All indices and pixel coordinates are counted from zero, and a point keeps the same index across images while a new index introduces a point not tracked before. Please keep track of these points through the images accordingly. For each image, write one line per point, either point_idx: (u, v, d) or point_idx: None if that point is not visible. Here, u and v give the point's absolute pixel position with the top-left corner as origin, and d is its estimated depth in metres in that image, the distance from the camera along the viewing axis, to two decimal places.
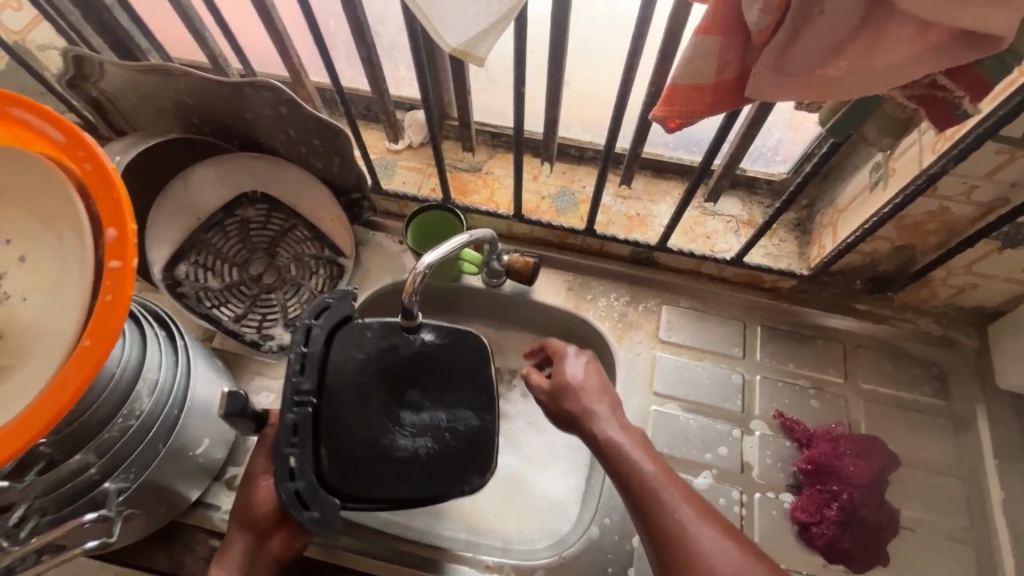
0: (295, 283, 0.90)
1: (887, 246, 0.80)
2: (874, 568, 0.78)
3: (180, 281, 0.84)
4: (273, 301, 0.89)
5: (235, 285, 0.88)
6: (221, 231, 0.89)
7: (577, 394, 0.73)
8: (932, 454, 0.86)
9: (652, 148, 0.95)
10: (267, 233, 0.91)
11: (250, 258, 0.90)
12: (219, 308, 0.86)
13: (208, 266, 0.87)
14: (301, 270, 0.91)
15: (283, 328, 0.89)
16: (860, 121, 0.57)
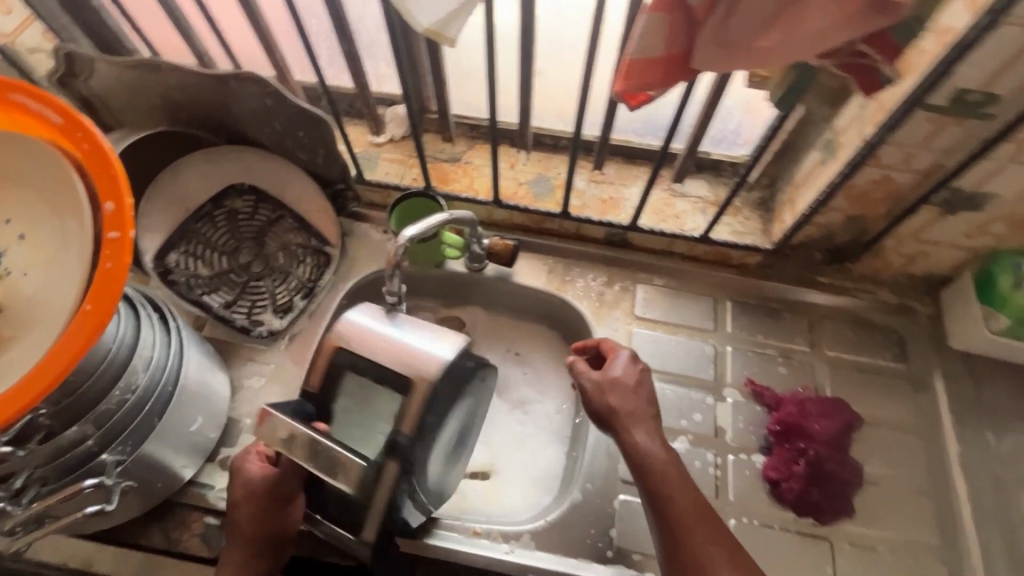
0: (284, 272, 0.95)
1: (840, 217, 0.86)
2: (842, 520, 0.82)
3: (171, 269, 0.88)
4: (262, 289, 0.93)
5: (224, 273, 0.91)
6: (210, 221, 0.92)
7: (625, 402, 0.73)
8: (893, 414, 0.91)
9: (622, 135, 1.00)
10: (254, 223, 0.94)
11: (238, 246, 0.93)
12: (209, 295, 0.90)
13: (197, 256, 0.90)
14: (291, 259, 0.95)
15: (272, 314, 0.92)
16: (802, 92, 0.62)
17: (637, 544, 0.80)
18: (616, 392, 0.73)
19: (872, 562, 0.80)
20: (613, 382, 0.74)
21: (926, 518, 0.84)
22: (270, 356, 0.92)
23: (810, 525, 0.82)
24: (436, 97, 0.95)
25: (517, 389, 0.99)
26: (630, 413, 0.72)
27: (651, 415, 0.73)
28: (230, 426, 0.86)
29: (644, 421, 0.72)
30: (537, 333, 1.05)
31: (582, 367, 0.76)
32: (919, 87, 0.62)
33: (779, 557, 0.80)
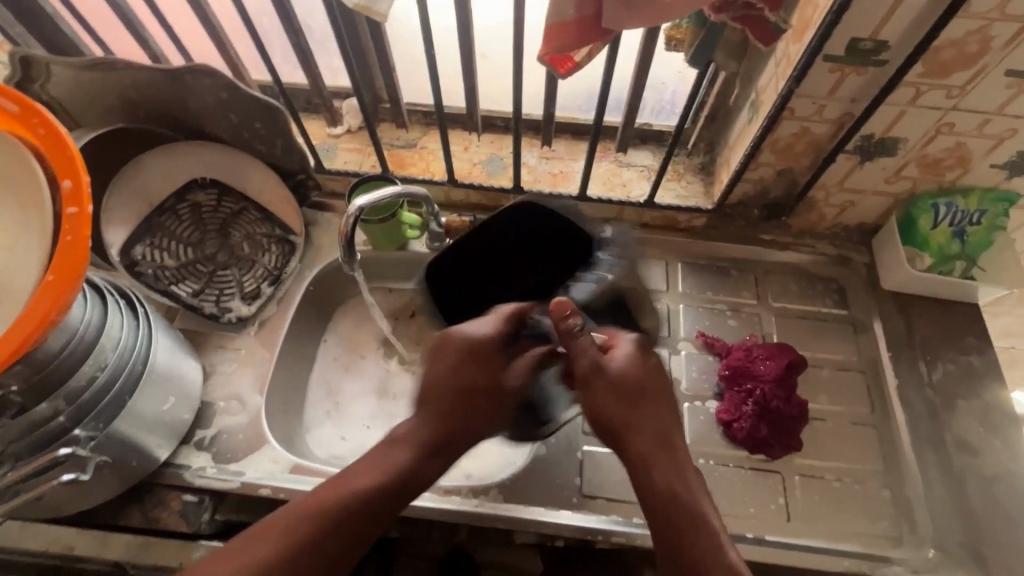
0: (252, 261, 0.98)
1: (771, 172, 0.92)
2: (791, 454, 0.87)
3: (137, 261, 0.90)
4: (228, 278, 0.96)
5: (191, 264, 0.94)
6: (175, 215, 0.95)
7: (642, 407, 0.67)
8: (835, 354, 0.97)
9: (566, 111, 1.06)
10: (219, 215, 0.98)
11: (203, 237, 0.97)
12: (177, 285, 0.93)
13: (163, 248, 0.93)
14: (257, 249, 0.99)
15: (240, 301, 0.96)
16: (712, 49, 0.68)
17: (600, 489, 0.84)
18: (615, 385, 0.67)
19: (820, 489, 0.86)
20: (623, 377, 0.67)
21: (870, 448, 0.90)
22: (240, 341, 0.95)
23: (761, 461, 0.87)
24: (386, 85, 0.99)
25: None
26: (647, 406, 0.67)
27: (660, 420, 0.67)
28: (205, 409, 0.89)
29: (655, 427, 0.66)
30: None
31: (581, 343, 0.68)
32: (816, 38, 0.68)
33: (735, 492, 0.85)
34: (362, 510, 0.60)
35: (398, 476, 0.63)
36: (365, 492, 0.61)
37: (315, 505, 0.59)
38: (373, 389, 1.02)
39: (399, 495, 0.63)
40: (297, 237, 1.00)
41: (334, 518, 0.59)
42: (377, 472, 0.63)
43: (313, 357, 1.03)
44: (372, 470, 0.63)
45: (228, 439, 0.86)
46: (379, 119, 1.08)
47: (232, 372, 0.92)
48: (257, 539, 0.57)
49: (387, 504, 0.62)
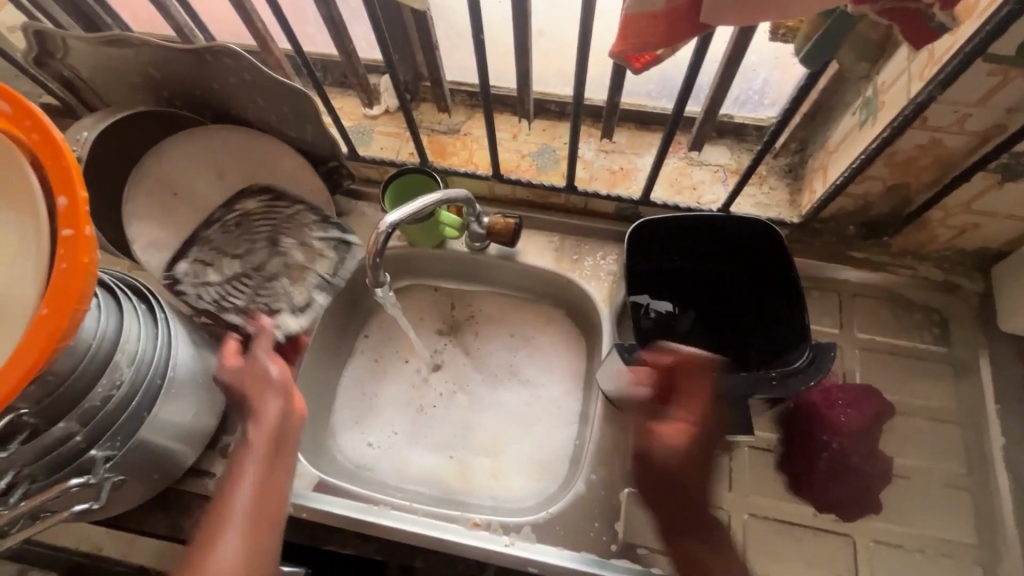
0: (302, 270, 0.88)
1: (879, 187, 0.76)
2: (867, 517, 0.77)
3: (179, 279, 0.84)
4: (277, 289, 0.86)
5: (235, 277, 0.86)
6: (224, 226, 0.89)
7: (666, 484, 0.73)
8: (930, 402, 0.84)
9: (633, 98, 0.92)
10: (272, 222, 0.90)
11: (253, 247, 0.88)
12: (222, 300, 0.84)
13: (207, 263, 0.86)
14: (310, 257, 0.89)
15: (290, 315, 0.85)
16: (836, 45, 0.53)
17: (644, 537, 0.76)
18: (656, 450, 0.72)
19: (898, 562, 0.75)
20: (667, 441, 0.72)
21: (961, 516, 0.77)
22: None
23: (832, 521, 0.77)
24: (427, 64, 0.88)
25: (519, 370, 0.97)
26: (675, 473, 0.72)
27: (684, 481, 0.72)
28: (230, 413, 0.85)
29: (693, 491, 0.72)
30: (544, 315, 0.99)
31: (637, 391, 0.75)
32: (980, 34, 0.52)
33: (794, 555, 0.75)
34: (268, 482, 0.61)
35: (275, 441, 0.64)
36: (260, 470, 0.61)
37: (236, 489, 0.59)
38: (403, 395, 0.96)
39: (284, 450, 0.64)
40: (354, 243, 0.90)
41: (261, 485, 0.61)
42: (247, 451, 0.62)
43: (344, 357, 0.98)
44: (246, 455, 0.61)
45: None
46: (419, 99, 0.97)
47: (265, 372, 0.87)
48: (209, 540, 0.56)
49: (284, 464, 0.64)
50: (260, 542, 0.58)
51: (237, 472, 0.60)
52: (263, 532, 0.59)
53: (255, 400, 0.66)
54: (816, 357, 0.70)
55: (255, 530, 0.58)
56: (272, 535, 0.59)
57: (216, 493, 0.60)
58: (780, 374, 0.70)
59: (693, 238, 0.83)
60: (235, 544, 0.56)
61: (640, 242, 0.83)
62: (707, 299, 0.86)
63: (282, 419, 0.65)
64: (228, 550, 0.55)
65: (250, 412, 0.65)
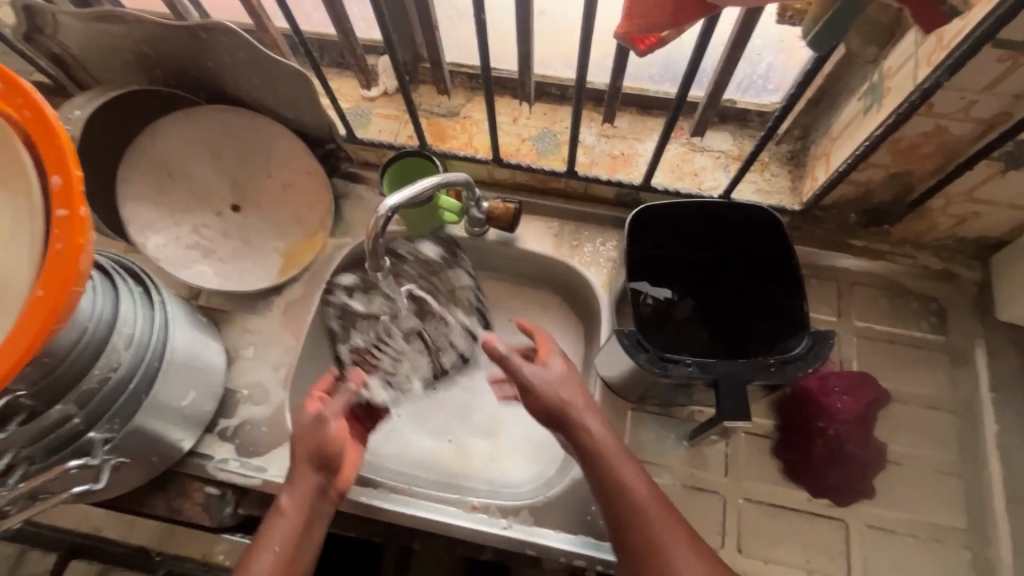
0: (425, 345, 0.91)
1: (882, 174, 0.76)
2: (860, 502, 0.78)
3: (335, 285, 0.90)
4: (389, 353, 0.89)
5: (386, 317, 0.90)
6: (406, 261, 0.93)
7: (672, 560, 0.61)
8: (925, 389, 0.84)
9: (635, 82, 0.91)
10: (440, 281, 0.93)
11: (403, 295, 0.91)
12: (347, 327, 0.91)
13: (370, 288, 0.91)
14: (443, 333, 0.92)
15: (382, 385, 0.87)
16: (845, 30, 0.52)
17: None
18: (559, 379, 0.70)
19: (890, 546, 0.76)
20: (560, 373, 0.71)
21: (953, 501, 0.78)
22: (262, 325, 0.90)
23: (826, 506, 0.78)
24: (427, 44, 0.86)
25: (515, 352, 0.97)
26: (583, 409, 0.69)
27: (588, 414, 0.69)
28: (228, 397, 0.85)
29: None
30: (542, 301, 0.99)
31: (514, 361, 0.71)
32: (990, 18, 0.51)
33: (789, 538, 0.76)
34: (292, 558, 0.64)
35: (305, 515, 0.66)
36: (284, 542, 0.64)
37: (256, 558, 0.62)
38: None
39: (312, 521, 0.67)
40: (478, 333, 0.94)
41: (281, 556, 0.63)
42: (277, 521, 0.65)
43: None
44: (276, 525, 0.65)
45: (252, 431, 0.82)
46: (418, 81, 0.96)
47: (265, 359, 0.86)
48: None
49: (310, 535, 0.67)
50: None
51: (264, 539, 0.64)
52: None
53: (299, 471, 0.68)
54: (815, 344, 0.70)
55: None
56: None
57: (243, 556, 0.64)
58: (779, 361, 0.69)
59: (692, 223, 0.83)
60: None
61: (641, 228, 0.82)
62: (705, 286, 0.86)
63: (314, 493, 0.68)
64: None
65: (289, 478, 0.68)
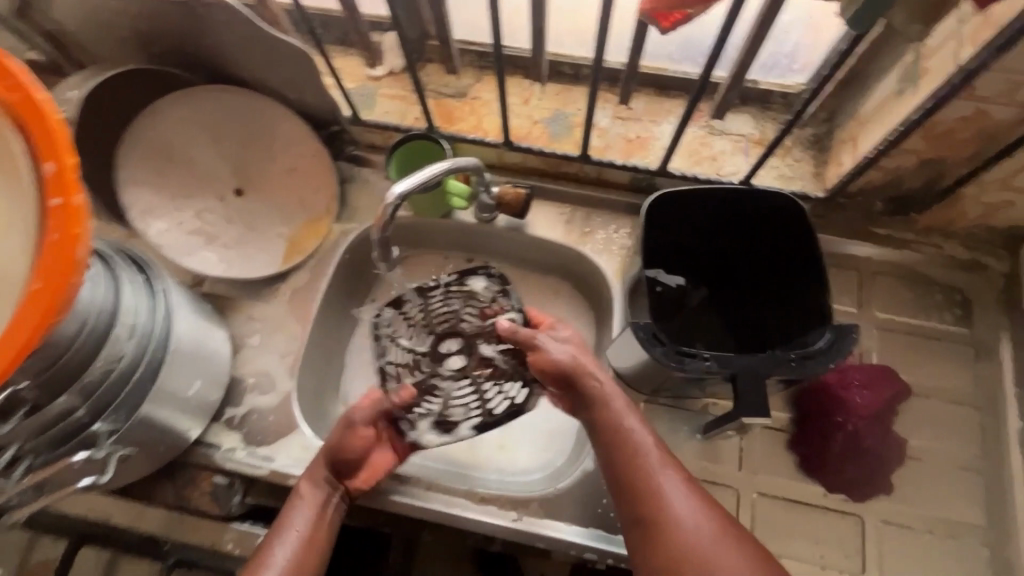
0: (473, 385, 0.81)
1: (912, 161, 0.73)
2: (878, 498, 0.76)
3: (381, 321, 0.86)
4: (439, 389, 0.81)
5: (428, 350, 0.85)
6: (451, 294, 0.87)
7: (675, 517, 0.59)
8: (946, 383, 0.82)
9: (653, 61, 0.86)
10: (485, 318, 0.86)
11: (450, 332, 0.86)
12: (391, 367, 0.83)
13: (411, 324, 0.86)
14: (493, 376, 0.82)
15: (428, 424, 0.77)
16: (885, 7, 0.49)
17: None
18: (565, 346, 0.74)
19: (906, 542, 0.75)
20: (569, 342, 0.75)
21: (972, 498, 0.77)
22: (268, 311, 0.88)
23: (842, 501, 0.76)
24: (435, 21, 0.82)
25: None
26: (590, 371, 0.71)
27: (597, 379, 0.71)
28: (234, 385, 0.84)
29: (692, 552, 0.57)
30: (553, 290, 0.97)
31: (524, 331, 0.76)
32: None
33: (803, 534, 0.75)
34: (309, 541, 0.66)
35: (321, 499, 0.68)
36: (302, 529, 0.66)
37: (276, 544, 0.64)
38: None
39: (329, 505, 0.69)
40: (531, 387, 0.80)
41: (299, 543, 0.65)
42: (296, 507, 0.67)
43: (348, 329, 0.95)
44: (296, 507, 0.67)
45: (259, 420, 0.82)
46: (425, 60, 0.92)
47: (270, 356, 0.86)
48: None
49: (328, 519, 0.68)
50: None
51: (285, 522, 0.66)
52: None
53: (320, 462, 0.70)
54: (837, 339, 0.67)
55: (296, 572, 0.64)
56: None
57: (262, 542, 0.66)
58: (801, 356, 0.67)
59: (706, 211, 0.80)
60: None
61: (657, 215, 0.79)
62: (722, 273, 0.84)
63: (332, 479, 0.70)
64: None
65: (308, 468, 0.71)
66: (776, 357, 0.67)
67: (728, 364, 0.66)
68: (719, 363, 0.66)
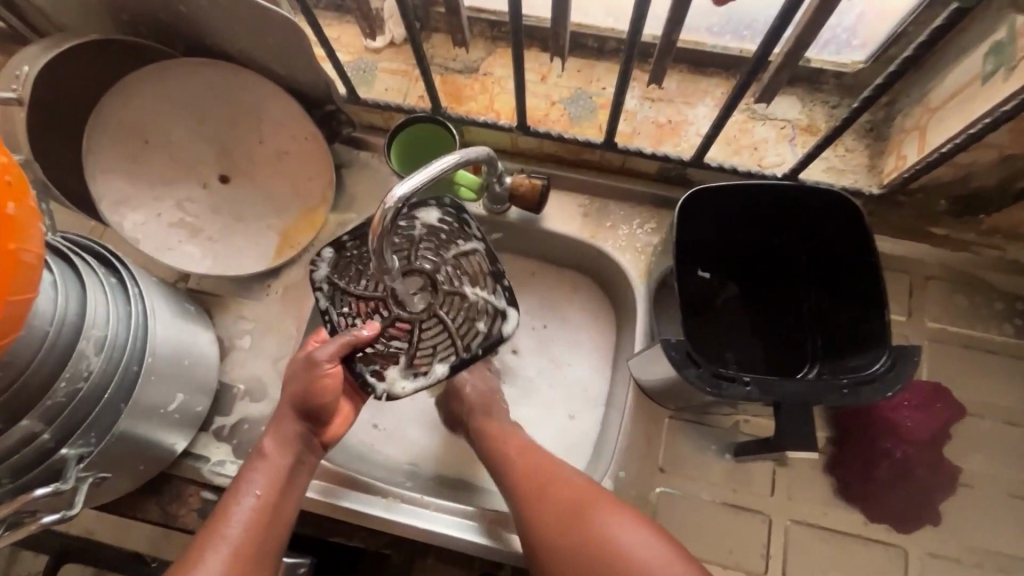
0: (440, 318, 0.68)
1: (991, 156, 0.64)
2: (922, 528, 0.70)
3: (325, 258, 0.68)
4: (402, 330, 0.67)
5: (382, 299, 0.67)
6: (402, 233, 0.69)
7: (555, 499, 0.62)
8: (1002, 401, 0.74)
9: (691, 34, 0.76)
10: (447, 253, 0.70)
11: (412, 270, 0.68)
12: (338, 316, 0.67)
13: (357, 263, 0.68)
14: (461, 310, 0.69)
15: (400, 371, 0.67)
16: None
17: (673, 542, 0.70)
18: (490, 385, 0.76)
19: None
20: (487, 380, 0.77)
21: None
22: (259, 311, 0.81)
23: (882, 530, 0.70)
24: None
25: (522, 337, 0.85)
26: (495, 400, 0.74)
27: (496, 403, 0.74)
28: (224, 392, 0.78)
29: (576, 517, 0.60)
30: (569, 287, 0.87)
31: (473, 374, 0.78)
32: None
33: (837, 566, 0.69)
34: (274, 510, 0.60)
35: (292, 460, 0.62)
36: (263, 499, 0.60)
37: (236, 512, 0.58)
38: None
39: (300, 464, 0.63)
40: (509, 316, 0.69)
41: (258, 512, 0.59)
42: (257, 474, 0.61)
43: None
44: (258, 472, 0.61)
45: (251, 430, 0.75)
46: (432, 30, 0.82)
47: (262, 361, 0.79)
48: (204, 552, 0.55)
49: (296, 483, 0.63)
50: (253, 560, 0.57)
51: (247, 483, 0.60)
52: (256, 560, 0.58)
53: (283, 420, 0.63)
54: (896, 363, 0.59)
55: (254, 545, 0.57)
56: (266, 546, 0.59)
57: (217, 510, 0.59)
58: (854, 382, 0.59)
59: (745, 205, 0.71)
60: (226, 561, 0.55)
61: (692, 210, 0.70)
62: (752, 272, 0.77)
63: (302, 434, 0.63)
64: (217, 568, 0.55)
65: (272, 426, 0.63)
66: (825, 382, 0.59)
67: (770, 391, 0.59)
68: (761, 389, 0.59)
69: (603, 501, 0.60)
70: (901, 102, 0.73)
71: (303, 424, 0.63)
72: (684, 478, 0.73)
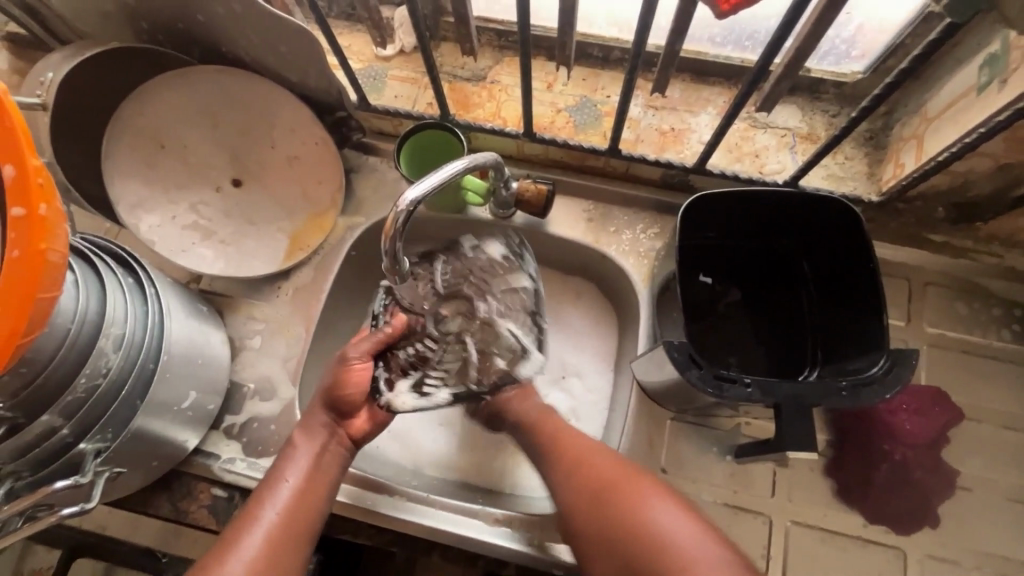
0: (466, 344, 0.72)
1: (987, 165, 0.65)
2: (920, 530, 0.71)
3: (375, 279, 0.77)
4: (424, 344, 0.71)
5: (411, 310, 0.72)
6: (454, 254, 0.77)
7: (584, 476, 0.63)
8: (1001, 406, 0.75)
9: (694, 45, 0.78)
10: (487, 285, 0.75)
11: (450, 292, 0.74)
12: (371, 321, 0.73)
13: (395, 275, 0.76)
14: (486, 343, 0.72)
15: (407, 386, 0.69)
16: None
17: None
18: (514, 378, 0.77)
19: None
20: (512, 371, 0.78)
21: None
22: (269, 312, 0.82)
23: (881, 532, 0.71)
24: None
25: None
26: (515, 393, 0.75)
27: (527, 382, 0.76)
28: (234, 391, 0.79)
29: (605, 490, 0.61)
30: (573, 291, 0.89)
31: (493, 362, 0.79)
32: None
33: (836, 567, 0.70)
34: (303, 495, 0.61)
35: (319, 447, 0.65)
36: (294, 484, 0.62)
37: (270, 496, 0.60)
38: None
39: (325, 451, 0.65)
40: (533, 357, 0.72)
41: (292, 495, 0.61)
42: (286, 460, 0.63)
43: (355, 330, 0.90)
44: (289, 459, 0.64)
45: (261, 429, 0.77)
46: (441, 39, 0.85)
47: (272, 361, 0.80)
48: (236, 537, 0.57)
49: (325, 470, 0.64)
50: (286, 544, 0.58)
51: (277, 474, 0.63)
52: (289, 543, 0.58)
53: (314, 415, 0.67)
54: (894, 366, 0.60)
55: (285, 528, 0.59)
56: (302, 530, 0.60)
57: (251, 498, 0.61)
58: (851, 384, 0.60)
59: (747, 211, 0.72)
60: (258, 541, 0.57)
61: (695, 216, 0.72)
62: (755, 276, 0.78)
63: (329, 424, 0.67)
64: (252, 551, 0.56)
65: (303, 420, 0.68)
66: (823, 384, 0.61)
67: (769, 391, 0.60)
68: (762, 388, 0.60)
69: (637, 477, 0.61)
70: (899, 111, 0.74)
71: (329, 414, 0.67)
72: (685, 480, 0.74)
